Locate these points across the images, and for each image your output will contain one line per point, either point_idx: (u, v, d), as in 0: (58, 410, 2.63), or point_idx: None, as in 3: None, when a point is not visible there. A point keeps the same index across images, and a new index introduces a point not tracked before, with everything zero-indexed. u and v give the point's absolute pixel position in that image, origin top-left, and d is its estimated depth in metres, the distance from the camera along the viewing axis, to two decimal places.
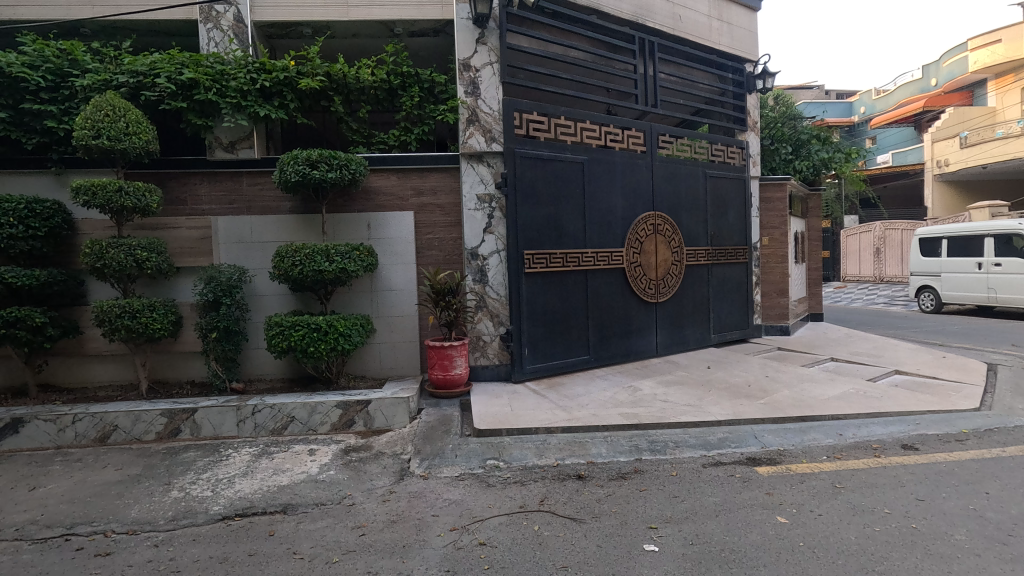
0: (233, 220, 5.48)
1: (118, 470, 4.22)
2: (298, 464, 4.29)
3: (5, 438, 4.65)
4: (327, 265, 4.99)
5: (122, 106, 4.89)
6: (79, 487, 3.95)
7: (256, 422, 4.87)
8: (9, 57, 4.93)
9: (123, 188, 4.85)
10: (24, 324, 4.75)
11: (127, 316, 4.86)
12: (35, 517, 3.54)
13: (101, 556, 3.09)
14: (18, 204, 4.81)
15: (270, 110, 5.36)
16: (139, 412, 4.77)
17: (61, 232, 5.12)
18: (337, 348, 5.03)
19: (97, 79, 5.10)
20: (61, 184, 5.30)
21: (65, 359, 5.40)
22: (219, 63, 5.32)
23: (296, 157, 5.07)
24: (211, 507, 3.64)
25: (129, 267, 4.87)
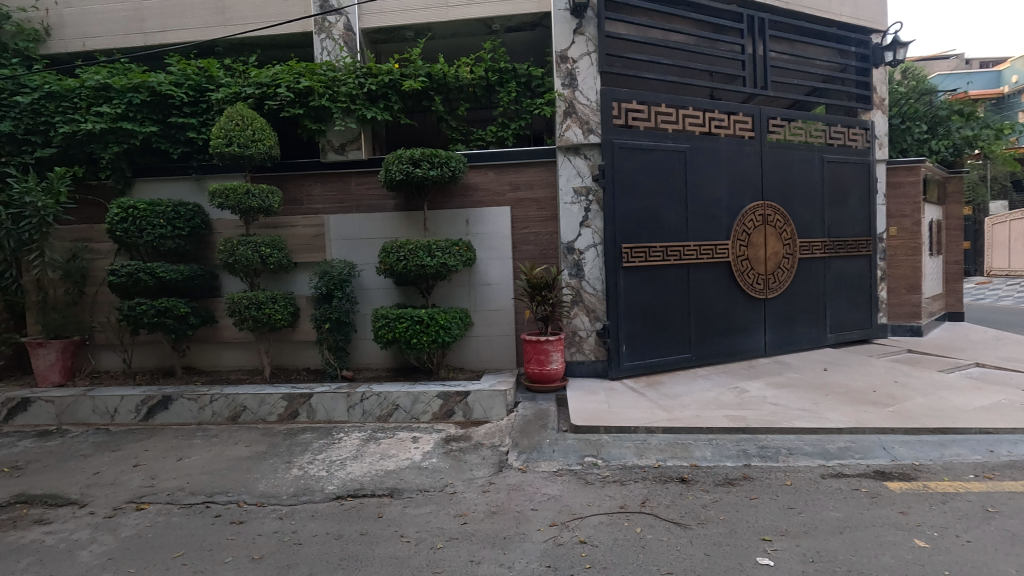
0: (344, 218, 5.83)
1: (248, 447, 4.65)
2: (402, 450, 4.49)
3: (158, 413, 5.29)
4: (429, 261, 5.17)
5: (249, 116, 5.36)
6: (216, 460, 4.40)
7: (364, 408, 5.16)
8: (159, 77, 5.60)
9: (250, 190, 5.32)
10: (171, 313, 5.38)
11: (254, 307, 5.34)
12: (181, 484, 4.00)
13: (236, 524, 3.42)
14: (167, 207, 5.44)
15: (377, 113, 5.63)
16: (264, 394, 5.23)
17: (200, 231, 5.73)
18: (438, 340, 5.19)
19: (228, 92, 5.62)
20: (200, 188, 5.90)
21: (203, 345, 6.03)
22: (332, 70, 5.66)
23: (400, 156, 5.27)
24: (326, 486, 3.91)
25: (256, 262, 5.34)
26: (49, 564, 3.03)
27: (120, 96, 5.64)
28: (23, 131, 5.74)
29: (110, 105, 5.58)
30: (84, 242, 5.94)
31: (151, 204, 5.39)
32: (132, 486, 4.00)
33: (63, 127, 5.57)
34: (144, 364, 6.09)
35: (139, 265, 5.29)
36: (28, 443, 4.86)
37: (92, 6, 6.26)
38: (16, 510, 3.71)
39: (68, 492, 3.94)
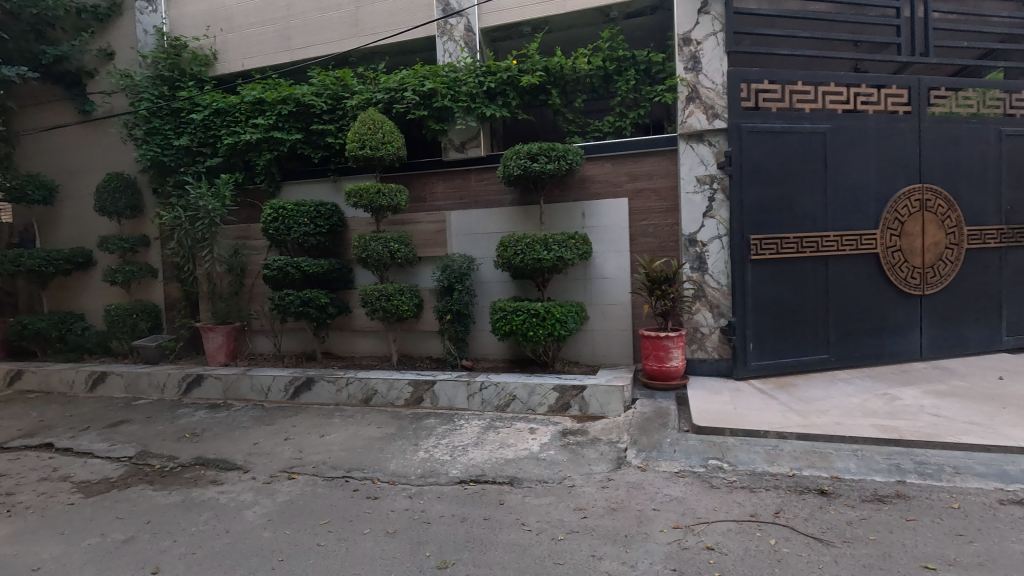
0: (464, 213, 6.06)
1: (379, 428, 5.02)
2: (521, 440, 4.58)
3: (303, 393, 5.89)
4: (546, 255, 5.20)
5: (380, 120, 5.74)
6: (352, 439, 4.80)
7: (483, 397, 5.34)
8: (303, 89, 6.18)
9: (381, 190, 5.70)
10: (313, 303, 5.94)
11: (383, 299, 5.73)
12: (325, 458, 4.41)
13: (372, 498, 3.71)
14: (310, 207, 6.00)
15: (496, 110, 5.76)
16: (392, 379, 5.60)
17: (338, 229, 6.26)
18: (554, 333, 5.22)
19: (361, 99, 6.07)
20: (337, 189, 6.43)
21: (339, 333, 6.60)
22: (453, 71, 5.87)
23: (518, 151, 5.35)
24: (450, 470, 4.10)
25: (385, 257, 5.73)
26: (222, 519, 3.50)
27: (272, 108, 6.31)
28: (197, 144, 6.64)
29: (264, 117, 6.28)
30: (244, 239, 6.75)
31: (297, 204, 5.98)
32: (285, 457, 4.49)
33: (228, 139, 6.36)
34: (292, 348, 6.81)
35: (287, 260, 5.91)
36: (203, 413, 5.64)
37: (249, 30, 7.05)
38: (197, 471, 4.33)
39: (235, 458, 4.52)
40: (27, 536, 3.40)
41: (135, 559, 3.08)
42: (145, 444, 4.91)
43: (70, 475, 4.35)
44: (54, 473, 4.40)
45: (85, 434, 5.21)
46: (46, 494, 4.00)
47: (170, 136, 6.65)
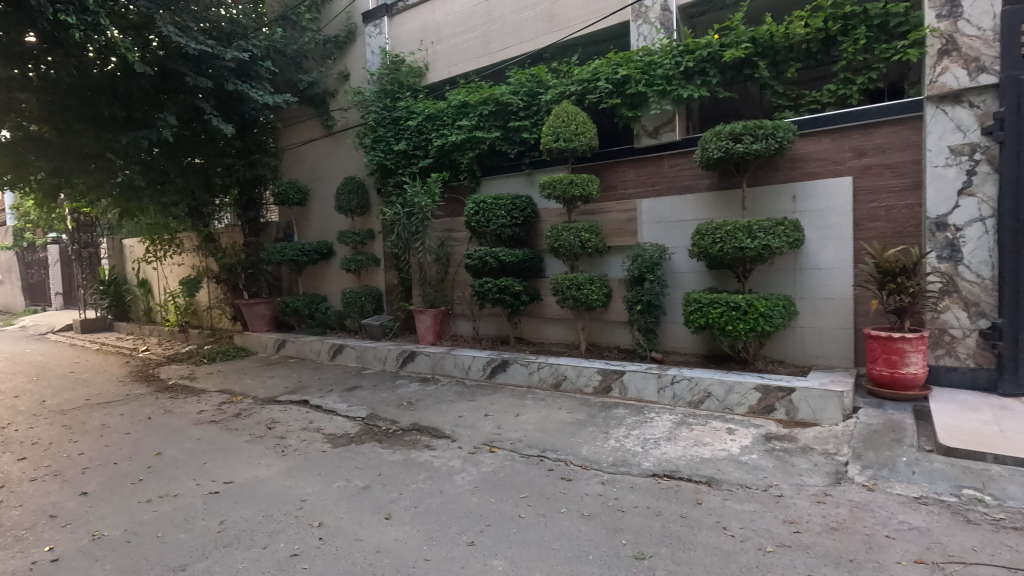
0: (656, 201, 5.88)
1: (570, 413, 5.16)
2: (718, 440, 4.32)
3: (499, 373, 6.33)
4: (749, 243, 4.80)
5: (573, 112, 5.85)
6: (545, 421, 5.02)
7: (675, 391, 5.15)
8: (502, 89, 6.57)
9: (573, 180, 5.82)
10: (509, 291, 6.32)
11: (574, 288, 5.86)
12: (521, 437, 4.69)
13: (566, 480, 3.83)
14: (507, 200, 6.38)
15: (694, 90, 5.45)
16: (581, 366, 5.72)
17: (531, 220, 6.55)
18: (756, 328, 4.80)
19: (555, 93, 6.25)
20: (530, 182, 6.73)
21: (530, 319, 6.94)
22: (648, 55, 5.66)
23: (719, 132, 5.00)
24: (643, 462, 4.05)
25: (576, 247, 5.85)
26: (437, 480, 3.95)
27: (474, 110, 6.84)
28: (412, 148, 7.50)
29: (468, 119, 6.85)
30: (449, 232, 7.47)
31: (496, 198, 6.42)
32: (486, 431, 4.88)
33: (437, 141, 7.08)
34: (488, 332, 7.37)
35: (486, 250, 6.39)
36: (416, 385, 6.42)
37: (455, 39, 7.71)
38: (414, 435, 4.93)
39: (444, 428, 5.05)
40: (296, 473, 4.24)
41: (372, 504, 3.64)
42: (373, 408, 5.75)
43: (321, 428, 5.29)
44: (311, 424, 5.41)
45: (330, 395, 6.30)
46: (306, 441, 4.93)
47: (391, 143, 7.61)
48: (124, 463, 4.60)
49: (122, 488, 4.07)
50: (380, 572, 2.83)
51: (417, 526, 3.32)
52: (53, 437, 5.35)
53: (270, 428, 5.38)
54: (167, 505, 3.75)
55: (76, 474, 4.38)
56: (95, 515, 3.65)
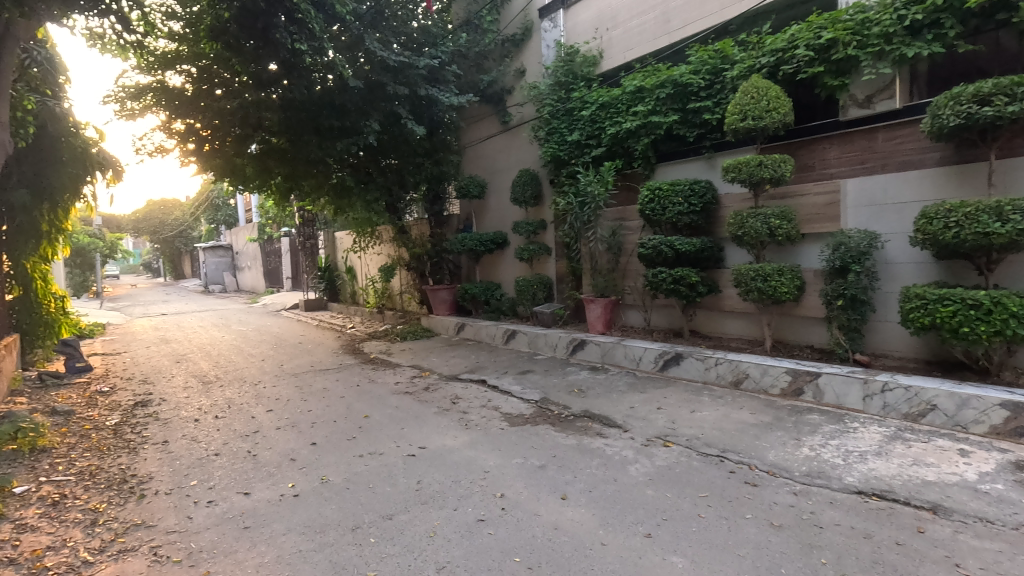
0: (866, 181, 5.14)
1: (753, 414, 4.78)
2: (945, 462, 3.65)
3: (672, 367, 6.11)
4: (999, 227, 3.93)
5: (764, 87, 5.35)
6: (725, 420, 4.71)
7: (886, 401, 4.48)
8: (682, 69, 6.27)
9: (763, 162, 5.34)
10: (684, 282, 6.03)
11: (760, 279, 5.39)
12: (698, 434, 4.48)
13: (751, 485, 3.57)
14: (685, 186, 6.10)
15: (922, 47, 4.61)
16: (767, 365, 5.26)
17: (711, 206, 6.15)
18: (1004, 332, 3.93)
19: (743, 67, 5.79)
20: (712, 166, 6.35)
21: (707, 312, 6.58)
22: (860, 12, 4.97)
23: (957, 95, 4.17)
24: (845, 476, 3.59)
25: (764, 234, 5.38)
26: (610, 468, 3.96)
27: (651, 94, 6.63)
28: (585, 137, 7.54)
29: (644, 103, 6.66)
30: (621, 220, 7.39)
31: (673, 184, 6.18)
32: (659, 424, 4.76)
33: (611, 129, 7.02)
34: (660, 324, 7.16)
35: (661, 239, 6.17)
36: (586, 373, 6.50)
37: (631, 22, 7.52)
38: (586, 422, 5.01)
39: (616, 417, 5.04)
40: (478, 445, 4.58)
41: (548, 483, 3.79)
42: (546, 392, 5.97)
43: (499, 407, 5.65)
44: (489, 402, 5.80)
45: (505, 376, 6.69)
46: (486, 417, 5.31)
47: (565, 134, 7.75)
48: (342, 421, 5.43)
49: (341, 442, 4.81)
50: (559, 549, 2.94)
51: (593, 510, 3.37)
52: (290, 394, 6.52)
53: (454, 402, 5.90)
54: (375, 461, 4.34)
55: (308, 426, 5.29)
56: (323, 461, 4.37)
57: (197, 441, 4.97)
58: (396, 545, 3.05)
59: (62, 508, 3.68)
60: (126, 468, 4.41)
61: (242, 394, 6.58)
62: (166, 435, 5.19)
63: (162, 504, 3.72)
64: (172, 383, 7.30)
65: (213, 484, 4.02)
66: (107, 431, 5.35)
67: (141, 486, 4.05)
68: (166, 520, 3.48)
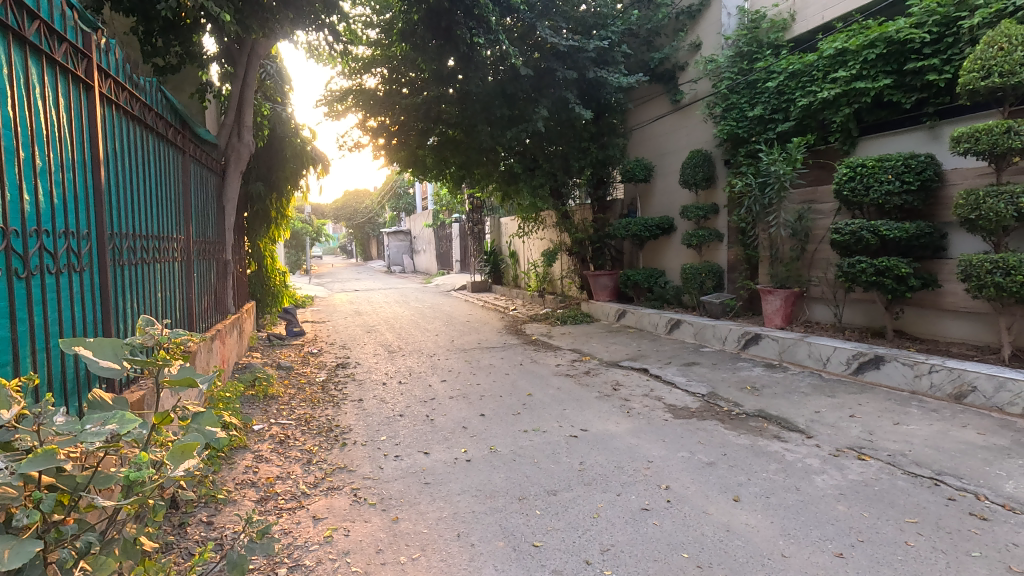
0: None
1: (982, 434, 3.97)
2: None
3: (869, 371, 5.34)
4: None
5: (1020, 32, 4.31)
6: (942, 438, 3.99)
7: None
8: (900, 23, 5.34)
9: (1011, 128, 4.33)
10: (891, 273, 5.18)
11: (999, 272, 4.42)
12: (904, 450, 3.86)
13: (979, 518, 2.98)
14: (897, 161, 5.21)
15: None
16: (1005, 379, 4.33)
17: (932, 185, 5.18)
18: None
19: (989, 13, 4.77)
20: (935, 137, 5.35)
21: (919, 310, 5.62)
22: None
23: None
24: None
25: (1009, 217, 4.39)
26: (792, 475, 3.60)
27: (856, 56, 5.78)
28: (769, 112, 6.85)
29: (847, 68, 5.84)
30: (809, 203, 6.61)
31: (880, 160, 5.34)
32: (852, 434, 4.19)
33: (803, 100, 6.27)
34: (855, 321, 6.30)
35: (863, 223, 5.37)
36: (761, 370, 5.98)
37: None
38: (760, 422, 4.61)
39: (797, 421, 4.56)
40: (642, 434, 4.50)
41: (719, 482, 3.57)
42: (714, 386, 5.62)
43: (662, 397, 5.46)
44: (652, 392, 5.64)
45: (669, 367, 6.45)
46: (649, 407, 5.17)
47: (745, 109, 7.12)
48: (507, 396, 5.72)
49: (507, 416, 5.07)
50: (734, 553, 2.76)
51: (771, 517, 3.10)
52: (460, 367, 7.04)
53: (615, 388, 5.85)
54: (540, 437, 4.49)
55: (477, 398, 5.66)
56: (492, 432, 4.65)
57: (385, 402, 5.63)
58: (561, 520, 3.13)
59: (287, 446, 4.44)
60: (331, 418, 5.15)
61: (420, 364, 7.29)
62: (361, 394, 5.95)
63: (359, 453, 4.28)
64: (365, 350, 8.35)
65: (398, 441, 4.51)
66: (317, 386, 6.32)
67: (343, 435, 4.71)
68: (363, 467, 4.00)
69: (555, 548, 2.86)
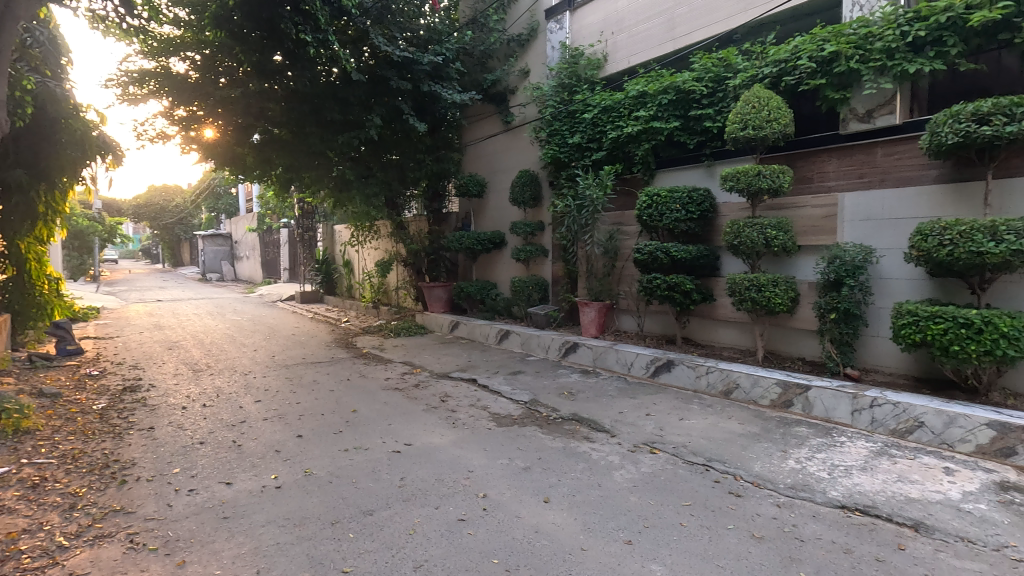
0: (864, 196, 5.18)
1: (742, 424, 4.77)
2: (930, 480, 3.62)
3: (663, 374, 6.10)
4: (993, 246, 4.00)
5: (766, 97, 5.36)
6: (714, 429, 4.70)
7: (874, 416, 4.48)
8: (685, 76, 6.28)
9: (761, 172, 5.34)
10: (679, 289, 6.03)
11: (754, 289, 5.39)
12: (685, 442, 4.47)
13: (736, 496, 3.56)
14: (683, 193, 6.10)
15: (925, 63, 4.65)
16: (758, 376, 5.26)
17: (708, 215, 6.15)
18: (995, 351, 4.00)
19: (746, 77, 5.83)
20: (710, 174, 6.37)
21: (700, 320, 6.59)
22: (864, 26, 5.01)
23: (956, 113, 4.26)
24: (829, 490, 3.56)
25: (760, 244, 5.38)
26: (596, 473, 3.95)
27: (653, 99, 6.64)
28: (586, 140, 7.55)
29: (646, 108, 6.68)
30: (619, 225, 7.41)
31: (670, 191, 6.18)
32: (647, 431, 4.75)
33: (613, 133, 7.04)
34: (654, 330, 7.17)
35: (657, 245, 6.18)
36: (578, 376, 6.49)
37: (636, 27, 7.46)
38: (574, 425, 5.00)
39: (604, 422, 5.03)
40: (466, 444, 4.57)
41: (533, 485, 3.77)
42: (535, 393, 5.95)
43: (488, 406, 5.63)
44: (478, 402, 5.78)
45: (496, 376, 6.68)
46: (474, 417, 5.29)
47: (566, 136, 7.77)
48: (329, 414, 5.42)
49: (327, 436, 4.79)
50: (539, 553, 2.92)
51: (575, 514, 3.36)
52: (279, 385, 6.51)
53: (443, 400, 5.88)
54: (361, 456, 4.32)
55: (295, 418, 5.27)
56: (308, 454, 4.35)
57: (183, 429, 4.96)
58: (375, 541, 3.04)
59: (42, 491, 3.66)
60: (109, 452, 4.39)
61: (231, 383, 6.56)
62: (152, 421, 5.17)
63: (142, 491, 3.70)
64: (162, 369, 7.29)
65: (195, 473, 4.00)
66: (93, 415, 5.34)
67: (122, 471, 4.02)
68: (146, 507, 3.46)
69: (365, 572, 2.76)
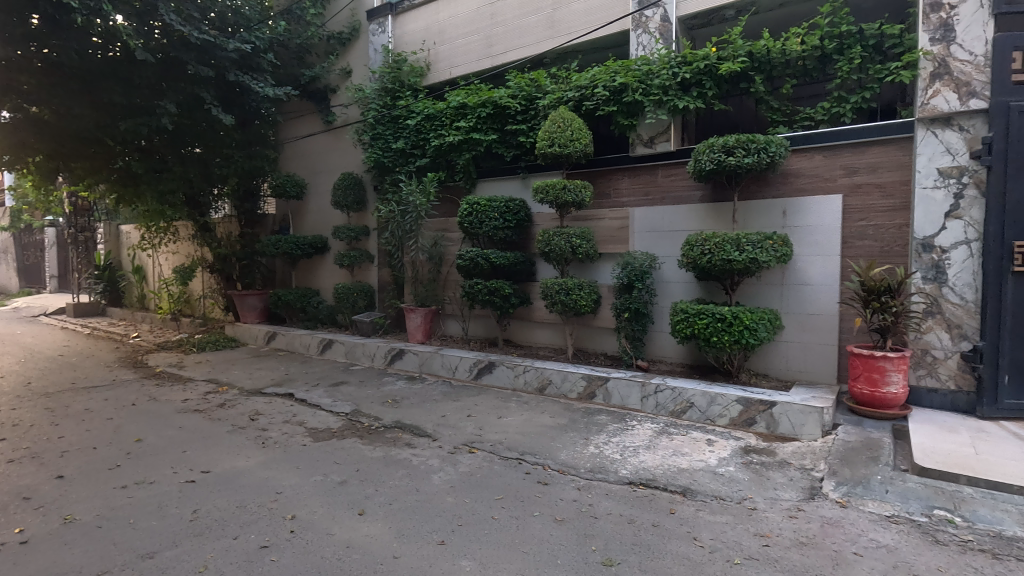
0: (649, 211, 5.98)
1: (553, 417, 5.16)
2: (697, 451, 4.31)
3: (485, 375, 6.34)
4: (737, 256, 4.91)
5: (569, 118, 5.91)
6: (528, 424, 5.02)
7: (658, 400, 5.19)
8: (501, 92, 6.63)
9: (566, 186, 5.86)
10: (497, 293, 6.33)
11: (563, 293, 5.89)
12: (502, 439, 4.70)
13: (543, 484, 3.84)
14: (501, 203, 6.43)
15: (689, 101, 5.57)
16: (567, 371, 5.75)
17: (524, 224, 6.57)
18: (741, 340, 4.90)
19: (553, 98, 6.34)
20: (525, 186, 6.80)
21: (519, 323, 6.99)
22: (646, 64, 5.80)
23: (712, 144, 5.15)
24: (620, 469, 4.03)
25: (567, 252, 5.90)
26: (415, 478, 3.96)
27: (472, 111, 6.92)
28: (409, 147, 7.58)
29: (466, 119, 6.94)
30: (443, 231, 7.53)
31: (489, 200, 6.46)
32: (467, 432, 4.89)
33: (435, 141, 7.16)
34: (477, 334, 7.41)
35: (477, 252, 6.42)
36: (403, 383, 6.44)
37: (457, 40, 7.69)
38: (395, 433, 4.94)
39: (426, 427, 5.06)
40: (276, 465, 4.24)
41: (347, 499, 3.65)
42: (358, 403, 5.76)
43: (304, 421, 5.30)
44: (294, 418, 5.40)
45: (316, 389, 6.31)
46: (288, 434, 4.93)
47: (389, 141, 7.70)
48: (104, 447, 4.61)
49: (99, 473, 4.07)
50: (348, 568, 2.84)
51: (390, 522, 3.33)
52: (34, 418, 5.35)
53: (252, 419, 5.38)
54: (143, 492, 3.75)
55: (55, 457, 4.38)
56: (70, 498, 3.65)
57: None
58: None
59: None
60: None
61: None
62: None
63: None
64: None
65: None
66: None
67: None
68: None
69: None
